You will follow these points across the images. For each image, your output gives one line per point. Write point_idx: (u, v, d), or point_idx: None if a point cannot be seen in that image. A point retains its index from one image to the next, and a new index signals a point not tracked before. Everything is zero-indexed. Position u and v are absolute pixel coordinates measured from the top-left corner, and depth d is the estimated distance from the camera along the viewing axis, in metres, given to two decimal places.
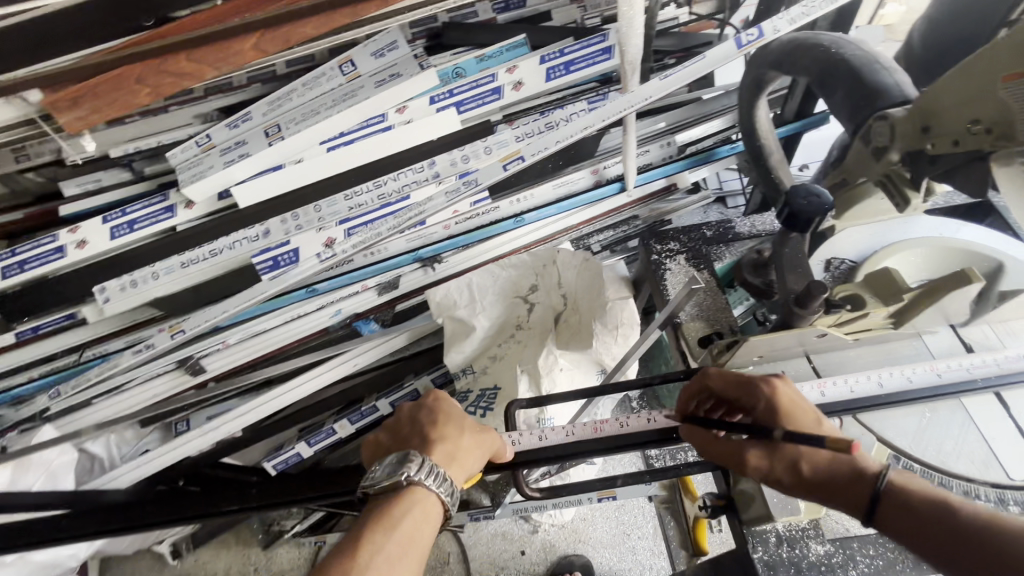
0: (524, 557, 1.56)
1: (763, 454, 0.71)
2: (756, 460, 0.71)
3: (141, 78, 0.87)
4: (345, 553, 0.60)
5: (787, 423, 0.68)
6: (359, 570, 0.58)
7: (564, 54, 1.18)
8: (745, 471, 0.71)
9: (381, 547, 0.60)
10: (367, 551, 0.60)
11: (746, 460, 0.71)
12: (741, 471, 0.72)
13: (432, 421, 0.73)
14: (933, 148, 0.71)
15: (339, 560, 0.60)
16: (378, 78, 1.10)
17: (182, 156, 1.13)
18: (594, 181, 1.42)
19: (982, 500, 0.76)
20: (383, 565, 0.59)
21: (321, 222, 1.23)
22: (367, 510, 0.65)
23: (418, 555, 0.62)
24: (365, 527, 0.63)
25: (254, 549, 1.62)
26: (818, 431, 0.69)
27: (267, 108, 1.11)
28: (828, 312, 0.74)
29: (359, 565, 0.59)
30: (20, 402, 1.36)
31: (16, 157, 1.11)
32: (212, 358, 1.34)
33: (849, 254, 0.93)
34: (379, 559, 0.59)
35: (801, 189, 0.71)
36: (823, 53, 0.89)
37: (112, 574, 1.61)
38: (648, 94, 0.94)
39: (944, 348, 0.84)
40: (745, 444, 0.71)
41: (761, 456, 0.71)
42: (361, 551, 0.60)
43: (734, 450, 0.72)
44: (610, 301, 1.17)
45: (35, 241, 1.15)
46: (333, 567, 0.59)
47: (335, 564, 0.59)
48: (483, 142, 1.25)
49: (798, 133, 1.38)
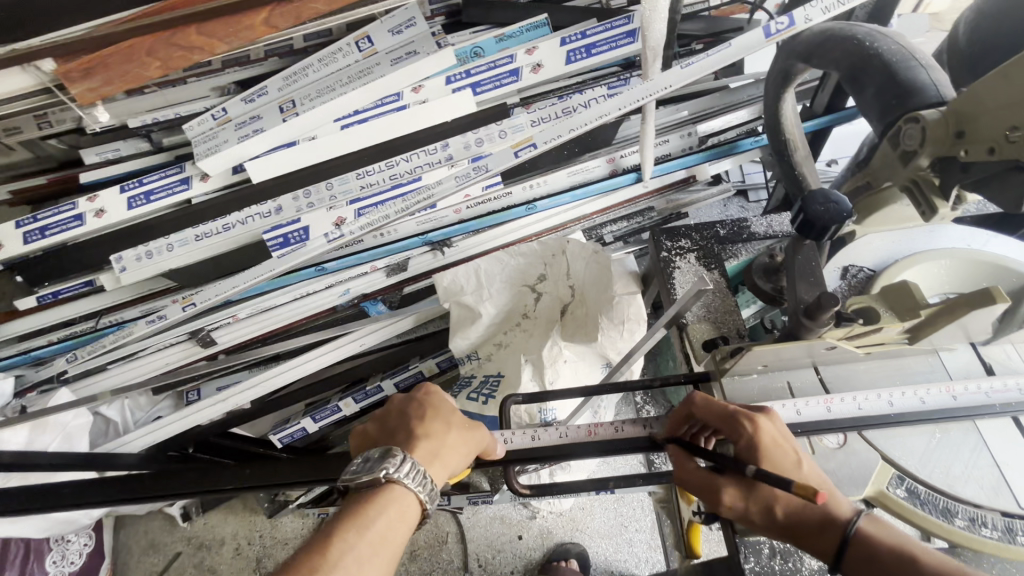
0: (521, 542, 1.58)
1: (739, 492, 0.69)
2: (731, 497, 0.68)
3: (151, 51, 0.86)
4: (314, 550, 0.59)
5: (766, 465, 0.66)
6: (327, 569, 0.58)
7: (586, 36, 1.14)
8: (719, 508, 0.69)
9: (351, 546, 0.60)
10: (338, 549, 0.59)
11: (722, 497, 0.68)
12: (715, 507, 0.70)
13: (419, 416, 0.72)
14: (965, 155, 0.67)
15: (308, 557, 0.59)
16: (394, 56, 1.08)
17: (198, 128, 1.12)
18: (610, 170, 1.38)
19: (990, 528, 0.74)
20: (352, 565, 0.59)
21: (332, 201, 1.21)
22: (343, 505, 0.64)
23: (388, 555, 0.62)
24: (338, 524, 0.62)
25: (260, 516, 1.66)
26: (797, 473, 0.67)
27: (283, 83, 1.10)
28: (838, 325, 0.72)
29: (327, 564, 0.58)
30: (41, 363, 1.39)
31: (38, 123, 1.11)
32: (223, 331, 1.36)
33: (867, 263, 0.97)
34: (349, 559, 0.59)
35: (819, 194, 0.68)
36: (856, 45, 0.84)
37: (124, 531, 1.66)
38: (670, 81, 0.90)
39: (960, 367, 0.81)
40: (723, 479, 0.69)
41: (737, 495, 0.68)
42: (332, 549, 0.59)
43: (712, 485, 0.69)
44: (615, 297, 1.13)
45: (55, 208, 1.16)
46: (301, 564, 0.58)
47: (305, 561, 0.58)
48: (497, 126, 1.21)
49: (827, 127, 1.32)
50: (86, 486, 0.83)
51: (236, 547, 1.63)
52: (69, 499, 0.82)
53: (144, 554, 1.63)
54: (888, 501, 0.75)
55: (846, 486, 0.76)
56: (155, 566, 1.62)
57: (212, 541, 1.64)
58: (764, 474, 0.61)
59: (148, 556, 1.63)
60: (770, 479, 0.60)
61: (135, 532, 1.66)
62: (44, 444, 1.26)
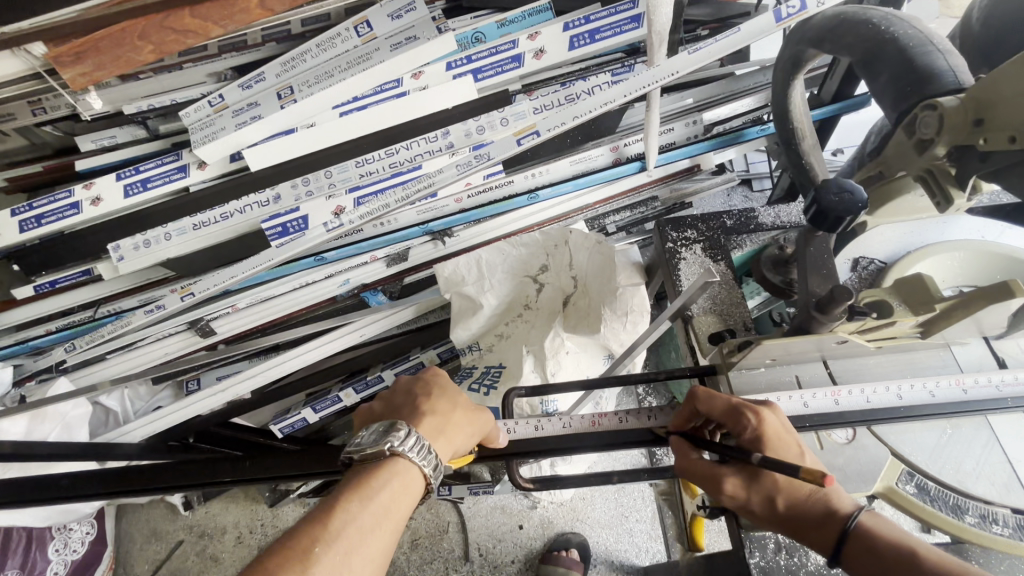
0: (522, 531, 1.58)
1: (741, 482, 0.68)
2: (733, 487, 0.68)
3: (144, 34, 0.83)
4: (316, 520, 0.57)
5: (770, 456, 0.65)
6: (329, 538, 0.55)
7: (589, 22, 1.12)
8: (719, 497, 0.69)
9: (354, 516, 0.58)
10: (341, 519, 0.57)
11: (723, 487, 0.68)
12: (716, 496, 0.70)
13: (426, 394, 0.71)
14: (985, 144, 0.65)
15: (309, 526, 0.56)
16: (394, 41, 1.05)
17: (194, 116, 1.09)
18: (613, 158, 1.35)
19: (1000, 526, 0.73)
20: (355, 536, 0.57)
21: (331, 189, 1.20)
22: (346, 477, 0.62)
23: (391, 526, 0.60)
24: (340, 494, 0.60)
25: (262, 505, 1.66)
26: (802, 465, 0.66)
27: (280, 69, 1.06)
28: (851, 318, 0.70)
29: (330, 533, 0.56)
30: (39, 353, 1.38)
31: (32, 110, 1.08)
32: (222, 321, 1.35)
33: (879, 255, 0.97)
34: (352, 529, 0.57)
35: (834, 184, 0.66)
36: (871, 30, 0.81)
37: (127, 519, 1.67)
38: (677, 68, 0.88)
39: (973, 361, 0.80)
40: (725, 469, 0.68)
41: (739, 485, 0.68)
42: (334, 518, 0.57)
43: (713, 475, 0.69)
44: (620, 288, 1.10)
45: (50, 197, 1.13)
46: (302, 533, 0.56)
47: (307, 528, 0.56)
48: (500, 113, 1.19)
49: (834, 116, 1.29)
50: (84, 477, 0.82)
51: (238, 535, 1.63)
52: (68, 490, 0.81)
53: (146, 543, 1.64)
54: (897, 497, 0.74)
55: (854, 482, 0.75)
56: (157, 554, 1.62)
57: (214, 530, 1.64)
58: (768, 460, 0.60)
59: (150, 544, 1.64)
60: (775, 465, 0.60)
61: (137, 521, 1.67)
62: (44, 433, 1.26)
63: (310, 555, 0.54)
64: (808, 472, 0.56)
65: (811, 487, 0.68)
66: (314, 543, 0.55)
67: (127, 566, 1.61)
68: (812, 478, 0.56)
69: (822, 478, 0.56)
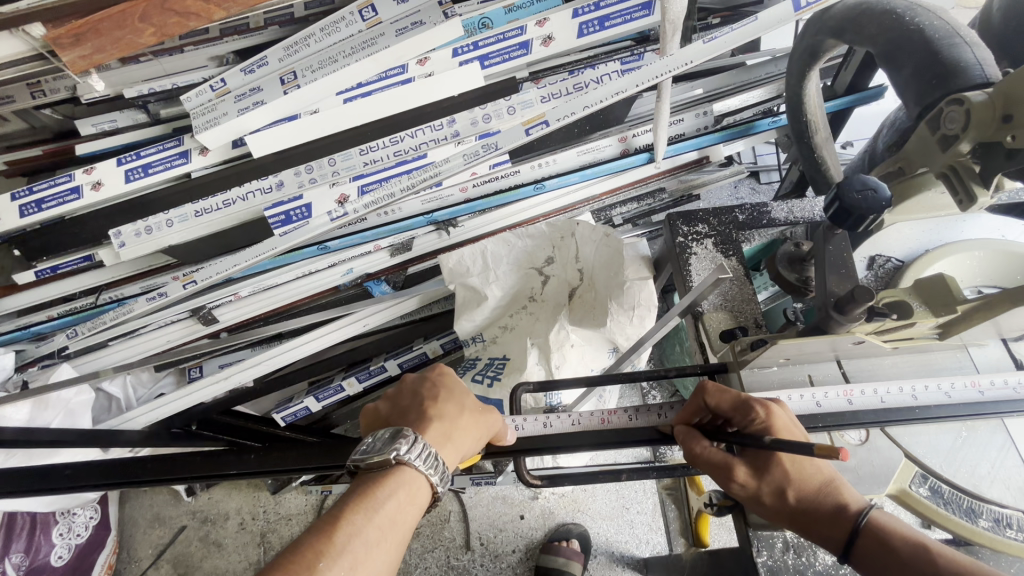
0: (523, 521, 1.59)
1: (751, 472, 0.68)
2: (743, 475, 0.68)
3: (145, 16, 0.77)
4: (320, 533, 0.56)
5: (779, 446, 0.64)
6: (334, 553, 0.55)
7: (599, 8, 1.09)
8: (730, 486, 0.69)
9: (359, 530, 0.57)
10: (345, 533, 0.56)
11: (734, 475, 0.68)
12: (726, 485, 0.69)
13: (433, 397, 0.71)
14: (1012, 140, 0.62)
15: (314, 540, 0.55)
16: (399, 26, 1.02)
17: (196, 100, 1.07)
18: (621, 149, 1.33)
19: (1015, 530, 0.73)
20: (360, 549, 0.56)
21: (334, 177, 1.18)
22: (350, 487, 0.62)
23: (397, 539, 0.59)
24: (343, 508, 0.59)
25: (263, 492, 1.67)
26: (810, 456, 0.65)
27: (284, 53, 1.04)
28: (870, 319, 0.71)
29: (334, 548, 0.55)
30: (42, 339, 1.37)
31: (31, 92, 1.06)
32: (225, 309, 1.33)
33: (896, 254, 1.01)
34: (356, 543, 0.56)
35: (856, 180, 0.65)
36: (898, 21, 0.80)
37: (129, 506, 1.67)
38: (691, 57, 0.83)
39: (991, 362, 0.80)
40: (734, 458, 0.68)
41: (750, 474, 0.68)
42: (337, 532, 0.56)
43: (724, 464, 0.68)
44: (628, 282, 1.08)
45: (50, 180, 1.12)
46: (307, 546, 0.55)
47: (307, 545, 0.55)
48: (506, 101, 1.17)
49: (849, 108, 1.27)
50: (87, 468, 0.81)
51: (240, 521, 1.64)
52: (71, 480, 0.80)
53: (149, 527, 1.65)
54: (909, 500, 0.75)
55: (867, 484, 0.75)
56: (160, 539, 1.63)
57: (216, 516, 1.65)
58: (779, 442, 0.59)
59: (153, 529, 1.64)
60: (789, 445, 0.59)
61: (140, 506, 1.67)
62: (46, 420, 1.23)
63: (314, 570, 0.53)
64: (822, 448, 0.56)
65: (821, 482, 0.67)
66: (318, 559, 0.54)
67: (129, 552, 1.62)
68: (825, 455, 0.55)
69: (839, 454, 0.55)
